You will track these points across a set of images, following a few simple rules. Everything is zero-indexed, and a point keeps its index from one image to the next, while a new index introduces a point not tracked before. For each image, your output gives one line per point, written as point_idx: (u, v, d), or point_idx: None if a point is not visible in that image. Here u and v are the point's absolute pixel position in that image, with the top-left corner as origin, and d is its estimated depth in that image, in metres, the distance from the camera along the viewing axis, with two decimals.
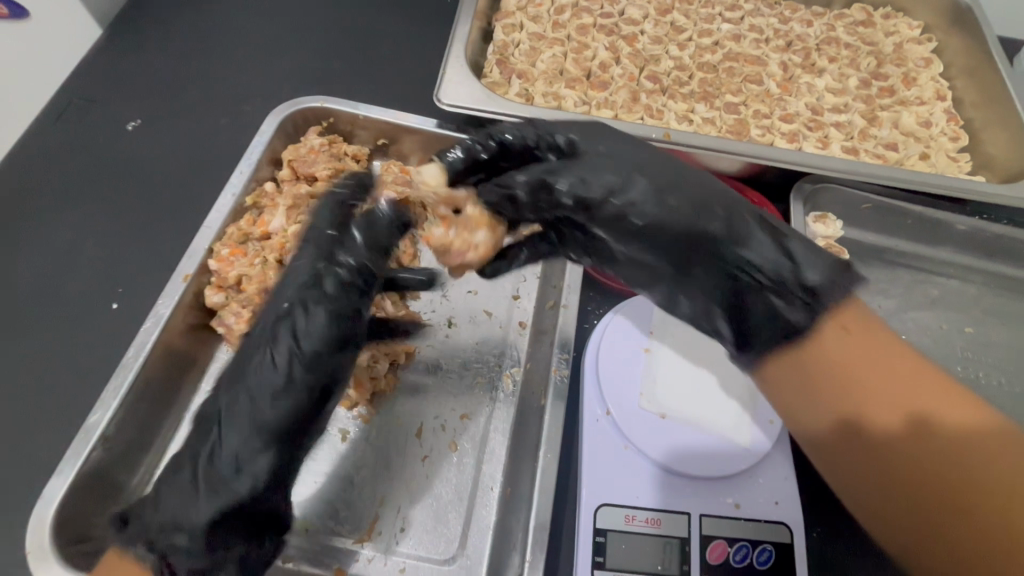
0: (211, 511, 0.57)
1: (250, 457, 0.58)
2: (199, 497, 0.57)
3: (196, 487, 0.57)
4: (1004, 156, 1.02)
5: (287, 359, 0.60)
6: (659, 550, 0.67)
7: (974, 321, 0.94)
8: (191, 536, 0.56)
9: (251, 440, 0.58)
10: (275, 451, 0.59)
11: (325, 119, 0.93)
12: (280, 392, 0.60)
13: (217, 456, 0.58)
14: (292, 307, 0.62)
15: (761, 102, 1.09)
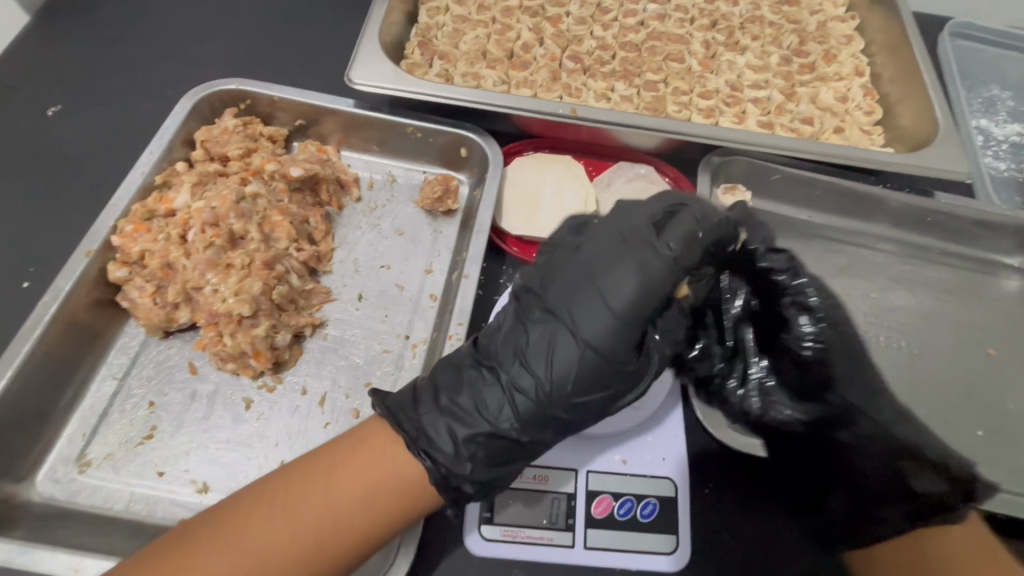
0: (464, 450, 0.61)
1: (506, 420, 0.62)
2: (456, 434, 0.61)
3: (457, 422, 0.62)
4: (914, 128, 1.05)
5: (563, 335, 0.62)
6: (544, 504, 0.70)
7: (880, 287, 0.97)
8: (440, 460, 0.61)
9: (512, 405, 0.62)
10: (533, 421, 0.62)
11: (242, 101, 0.94)
12: (560, 364, 0.62)
13: (477, 406, 0.63)
14: (574, 284, 0.64)
15: (681, 79, 1.11)
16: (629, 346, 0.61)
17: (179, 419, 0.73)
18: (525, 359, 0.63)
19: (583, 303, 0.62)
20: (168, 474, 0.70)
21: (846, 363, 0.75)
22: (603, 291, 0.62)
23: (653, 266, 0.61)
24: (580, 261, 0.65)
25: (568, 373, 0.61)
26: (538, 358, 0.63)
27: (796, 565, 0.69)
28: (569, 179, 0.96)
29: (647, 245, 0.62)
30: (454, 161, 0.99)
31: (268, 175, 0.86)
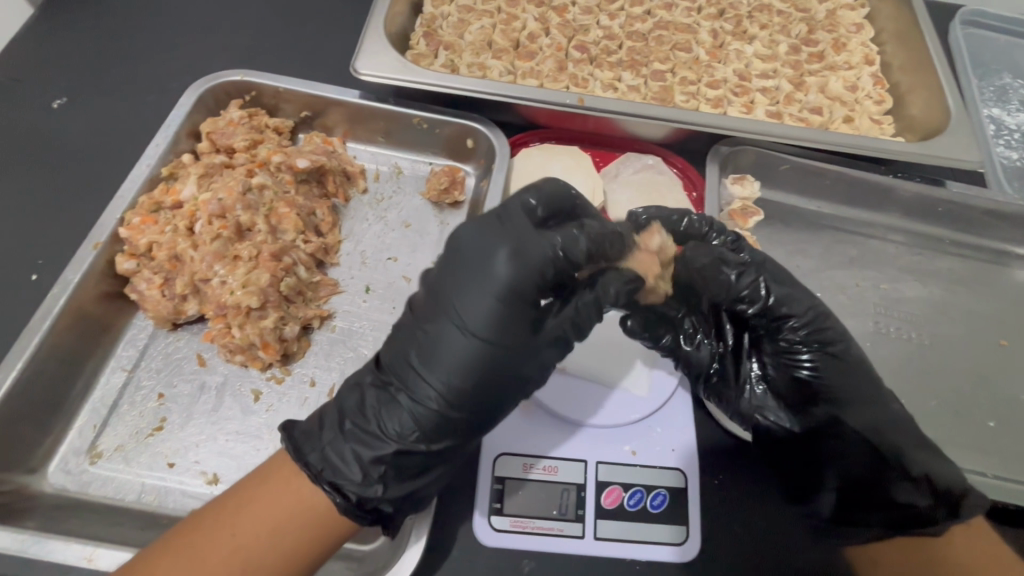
0: (370, 469, 0.59)
1: (406, 428, 0.60)
2: (361, 456, 0.59)
3: (362, 443, 0.59)
4: (925, 117, 1.04)
5: (454, 338, 0.60)
6: (555, 495, 0.70)
7: (890, 278, 0.96)
8: (346, 479, 0.58)
9: (413, 414, 0.60)
10: (434, 426, 0.60)
11: (247, 93, 0.94)
12: (457, 366, 0.59)
13: (376, 420, 0.60)
14: (459, 287, 0.60)
15: (688, 69, 1.10)
16: (524, 335, 0.60)
17: (189, 411, 0.73)
18: (422, 368, 0.60)
19: (470, 304, 0.59)
20: (179, 464, 0.70)
21: (840, 359, 0.70)
22: (491, 287, 0.59)
23: (539, 257, 0.59)
24: (462, 258, 0.61)
25: (465, 376, 0.59)
26: (433, 367, 0.60)
27: (806, 559, 0.69)
28: (576, 170, 0.95)
29: (534, 236, 0.60)
30: (461, 152, 0.98)
31: (274, 167, 0.86)
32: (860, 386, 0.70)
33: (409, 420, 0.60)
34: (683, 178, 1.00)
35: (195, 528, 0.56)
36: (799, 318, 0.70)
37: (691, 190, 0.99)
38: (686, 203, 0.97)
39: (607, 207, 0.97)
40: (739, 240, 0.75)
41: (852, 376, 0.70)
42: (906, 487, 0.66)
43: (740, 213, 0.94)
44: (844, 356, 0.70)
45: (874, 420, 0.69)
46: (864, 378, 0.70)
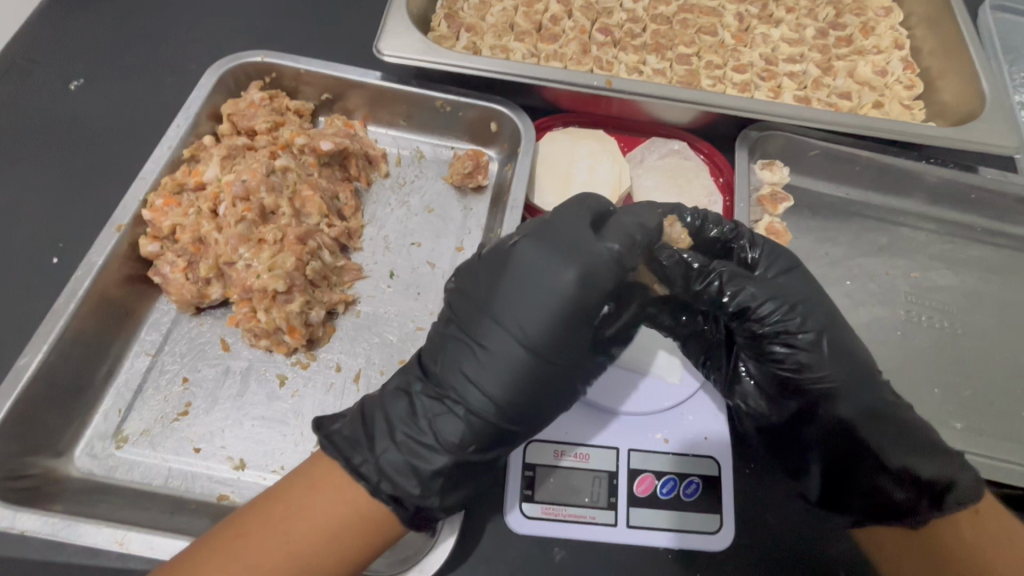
0: (425, 475, 0.59)
1: (459, 435, 0.60)
2: (417, 463, 0.59)
3: (416, 450, 0.60)
4: (957, 103, 1.01)
5: (511, 346, 0.61)
6: (587, 482, 0.69)
7: (921, 267, 0.94)
8: (402, 488, 0.58)
9: (469, 423, 0.60)
10: (490, 434, 0.61)
11: (267, 75, 0.92)
12: (516, 375, 0.60)
13: (431, 428, 0.60)
14: (515, 296, 0.62)
15: (714, 53, 1.08)
16: (579, 344, 0.62)
17: (214, 396, 0.72)
18: (474, 376, 0.61)
19: (527, 313, 0.61)
20: (206, 449, 0.69)
21: (830, 355, 0.67)
22: (550, 298, 0.61)
23: (597, 268, 0.61)
24: (518, 268, 0.63)
25: (522, 386, 0.61)
26: (486, 376, 0.60)
27: (837, 550, 0.69)
28: (602, 154, 0.93)
29: (592, 247, 0.62)
30: (483, 137, 0.97)
31: (297, 149, 0.84)
32: (852, 381, 0.67)
33: (463, 430, 0.60)
34: (710, 164, 0.98)
35: (244, 531, 0.55)
36: (773, 317, 0.66)
37: (718, 175, 0.97)
38: (713, 188, 0.95)
39: (633, 193, 0.95)
40: (741, 232, 0.73)
41: (844, 369, 0.67)
42: (884, 478, 0.67)
43: (770, 200, 0.93)
44: (836, 351, 0.67)
45: (862, 411, 0.67)
46: (859, 372, 0.68)
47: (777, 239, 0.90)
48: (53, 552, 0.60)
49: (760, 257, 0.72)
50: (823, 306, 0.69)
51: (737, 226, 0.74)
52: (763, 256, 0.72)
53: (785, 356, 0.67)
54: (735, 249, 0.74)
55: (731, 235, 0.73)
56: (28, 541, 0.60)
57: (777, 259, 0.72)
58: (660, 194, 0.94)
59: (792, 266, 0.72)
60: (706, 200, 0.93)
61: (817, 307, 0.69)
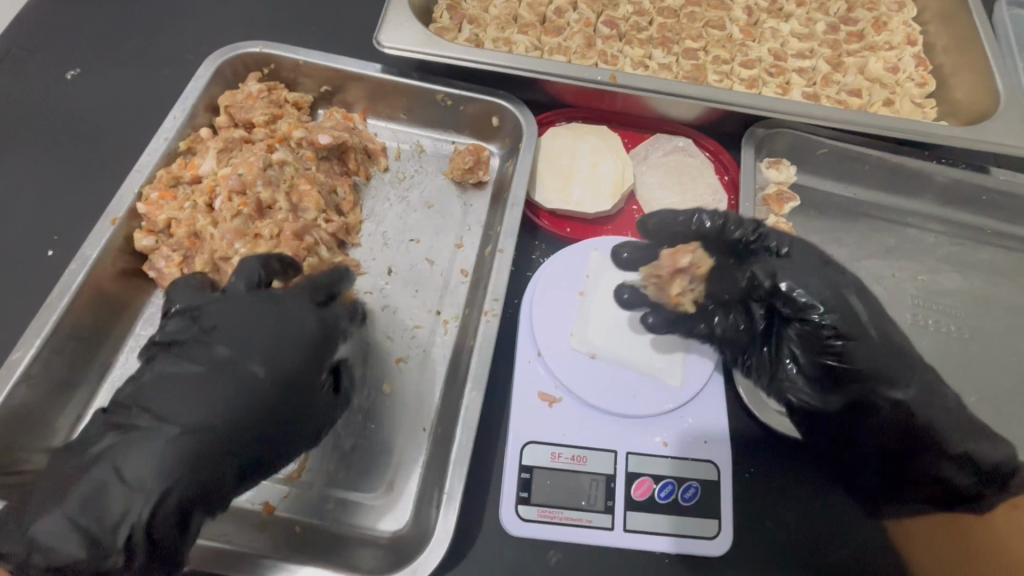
0: (116, 499, 0.54)
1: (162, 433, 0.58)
2: (114, 472, 0.55)
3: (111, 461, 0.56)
4: (970, 101, 0.99)
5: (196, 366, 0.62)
6: (584, 485, 0.69)
7: (930, 269, 0.92)
8: (66, 537, 0.52)
9: (164, 445, 0.56)
10: (216, 461, 0.58)
11: (265, 66, 0.90)
12: (211, 396, 0.59)
13: (117, 445, 0.57)
14: (231, 330, 0.64)
15: (721, 48, 1.06)
16: (286, 375, 0.63)
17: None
18: (167, 404, 0.59)
19: (241, 335, 0.63)
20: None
21: (864, 327, 0.70)
22: (245, 320, 0.64)
23: (296, 327, 0.66)
24: (242, 297, 0.67)
25: (238, 408, 0.60)
26: (184, 401, 0.59)
27: (839, 556, 0.68)
28: (605, 151, 0.92)
29: (251, 299, 0.67)
30: (485, 131, 0.95)
31: (296, 142, 0.83)
32: (889, 358, 0.70)
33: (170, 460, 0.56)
34: (715, 162, 0.96)
35: None
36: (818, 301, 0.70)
37: (722, 174, 0.95)
38: (718, 186, 0.93)
39: (637, 190, 0.93)
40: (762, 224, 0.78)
41: (881, 348, 0.70)
42: (929, 458, 0.70)
43: (775, 199, 0.91)
44: (864, 324, 0.70)
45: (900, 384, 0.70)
46: (890, 344, 0.71)
47: None
48: None
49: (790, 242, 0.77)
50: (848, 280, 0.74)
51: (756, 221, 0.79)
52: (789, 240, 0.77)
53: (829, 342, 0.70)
54: (759, 244, 0.78)
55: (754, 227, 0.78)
56: None
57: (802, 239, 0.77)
58: (663, 191, 0.92)
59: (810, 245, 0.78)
60: (711, 198, 0.92)
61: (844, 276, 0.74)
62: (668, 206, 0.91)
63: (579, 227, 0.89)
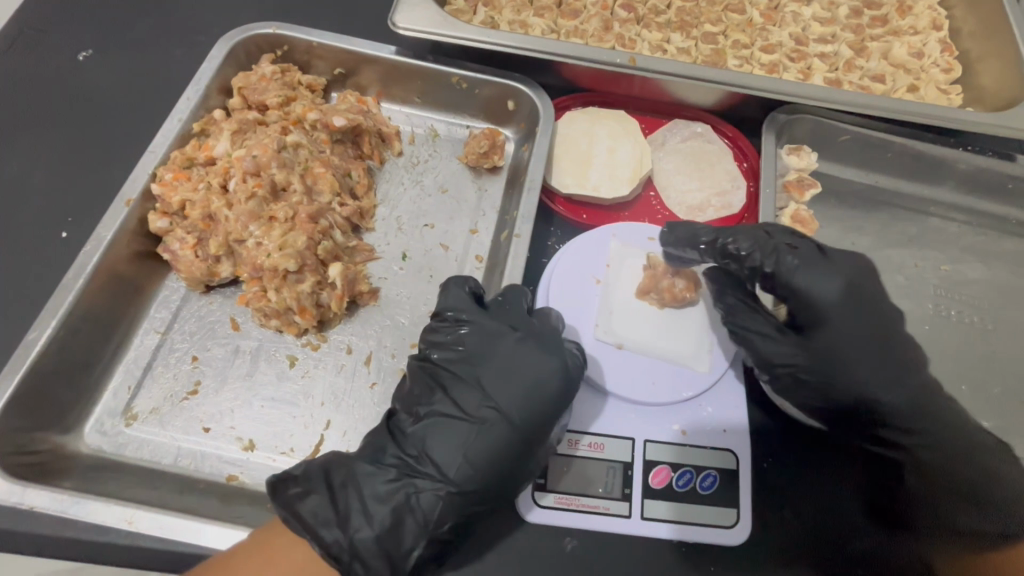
0: (381, 543, 0.57)
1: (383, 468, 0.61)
2: (417, 516, 0.59)
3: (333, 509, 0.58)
4: (998, 87, 0.96)
5: (467, 420, 0.63)
6: (600, 473, 0.68)
7: (952, 259, 0.90)
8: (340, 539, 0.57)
9: (444, 495, 0.60)
10: (472, 511, 0.61)
11: (279, 47, 0.89)
12: (476, 448, 0.61)
13: (361, 481, 0.60)
14: (496, 370, 0.65)
15: (741, 32, 1.03)
16: (536, 426, 0.62)
17: (226, 376, 0.71)
18: (452, 447, 0.61)
19: (501, 381, 0.64)
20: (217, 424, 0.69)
21: (854, 367, 0.67)
22: (514, 366, 0.65)
23: (538, 377, 0.64)
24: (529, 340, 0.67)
25: (478, 459, 0.61)
26: (465, 447, 0.61)
27: (859, 547, 0.66)
28: (621, 136, 0.91)
29: (507, 337, 0.67)
30: (501, 115, 0.93)
31: (310, 125, 0.82)
32: (887, 384, 0.68)
33: (429, 497, 0.60)
34: (734, 148, 0.94)
35: None
36: (787, 357, 0.69)
37: (741, 160, 0.93)
38: (737, 173, 0.91)
39: (653, 176, 0.92)
40: (758, 243, 0.69)
41: (876, 371, 0.68)
42: (947, 479, 0.67)
43: (796, 186, 0.89)
44: (854, 363, 0.68)
45: (918, 413, 0.68)
46: (891, 367, 0.68)
47: (804, 228, 0.86)
48: (64, 526, 0.59)
49: (795, 263, 0.68)
50: (850, 304, 0.68)
51: (752, 238, 0.69)
52: (789, 266, 0.68)
53: (807, 396, 0.69)
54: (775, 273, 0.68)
55: (749, 250, 0.69)
56: (38, 516, 0.60)
57: (808, 250, 0.68)
58: (681, 178, 0.91)
59: (816, 253, 0.69)
60: (729, 185, 0.90)
61: (849, 293, 0.68)
62: (685, 192, 0.90)
63: (595, 214, 0.87)
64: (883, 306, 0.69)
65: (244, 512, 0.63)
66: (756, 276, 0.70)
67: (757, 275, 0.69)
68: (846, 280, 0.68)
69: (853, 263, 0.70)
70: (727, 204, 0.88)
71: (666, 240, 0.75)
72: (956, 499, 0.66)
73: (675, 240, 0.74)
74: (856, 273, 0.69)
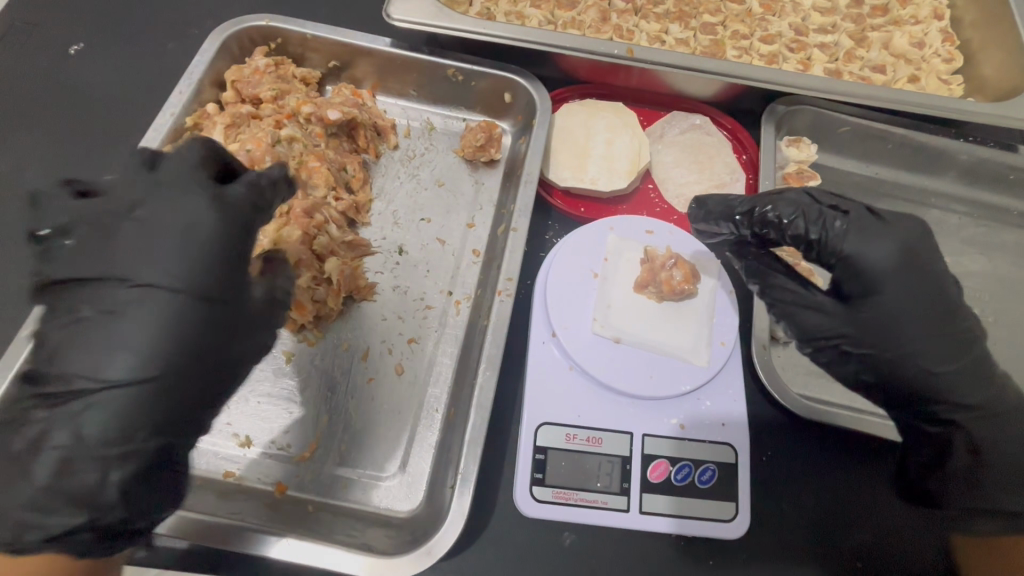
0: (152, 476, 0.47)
1: (160, 392, 0.46)
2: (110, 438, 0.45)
3: (75, 416, 0.45)
4: (999, 78, 0.95)
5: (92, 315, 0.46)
6: (598, 467, 0.68)
7: (953, 251, 0.89)
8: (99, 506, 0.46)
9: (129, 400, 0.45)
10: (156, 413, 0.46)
11: (273, 40, 0.87)
12: (127, 336, 0.46)
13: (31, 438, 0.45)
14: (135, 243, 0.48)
15: (741, 22, 1.02)
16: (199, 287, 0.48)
17: (65, 311, 0.47)
18: (65, 363, 0.46)
19: (131, 253, 0.47)
20: (56, 382, 0.45)
21: (911, 338, 0.60)
22: (158, 233, 0.48)
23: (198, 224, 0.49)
24: (131, 218, 0.49)
25: (120, 351, 0.45)
26: (89, 354, 0.45)
27: (856, 539, 0.67)
28: (619, 128, 0.90)
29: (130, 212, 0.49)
30: (497, 108, 0.93)
31: (304, 118, 0.81)
32: (945, 354, 0.61)
33: (66, 433, 0.44)
34: (733, 140, 0.93)
35: None
36: (830, 328, 0.63)
37: (740, 152, 0.92)
38: (736, 165, 0.90)
39: (652, 168, 0.91)
40: (801, 210, 0.63)
41: (932, 341, 0.60)
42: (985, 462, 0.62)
43: (795, 177, 0.88)
44: (911, 333, 0.60)
45: (977, 382, 0.61)
46: (954, 335, 0.61)
47: None
48: None
49: (843, 228, 0.61)
50: (907, 271, 0.60)
51: (794, 204, 0.64)
52: (835, 231, 0.61)
53: (856, 370, 0.64)
54: (829, 238, 0.61)
55: (792, 217, 0.63)
56: None
57: (858, 212, 0.62)
58: (680, 170, 0.90)
59: (874, 217, 0.63)
60: (728, 177, 0.89)
61: (908, 260, 0.61)
62: (684, 185, 0.89)
63: (593, 206, 0.87)
64: (942, 273, 0.62)
65: (242, 509, 0.64)
66: (801, 245, 0.63)
67: (800, 243, 0.63)
68: (904, 244, 0.61)
69: (911, 228, 0.62)
70: None
71: (694, 216, 0.73)
72: (1003, 481, 0.61)
73: (704, 216, 0.72)
74: (915, 238, 0.62)
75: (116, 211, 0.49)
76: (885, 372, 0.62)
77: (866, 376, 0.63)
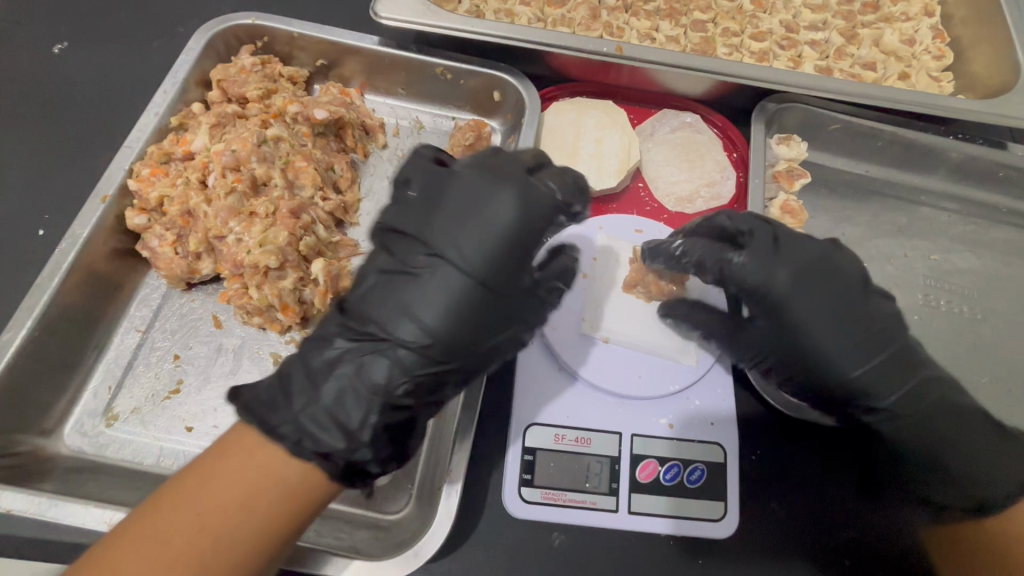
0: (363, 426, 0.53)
1: (429, 360, 0.55)
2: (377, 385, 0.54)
3: (364, 356, 0.54)
4: (988, 75, 0.95)
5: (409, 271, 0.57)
6: (585, 468, 0.68)
7: (942, 249, 0.89)
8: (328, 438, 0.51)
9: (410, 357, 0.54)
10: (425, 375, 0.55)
11: (259, 39, 0.87)
12: (428, 305, 0.55)
13: (318, 359, 0.55)
14: (461, 228, 0.57)
15: (731, 19, 1.02)
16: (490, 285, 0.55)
17: (387, 262, 0.58)
18: (391, 310, 0.55)
19: (460, 235, 0.56)
20: (375, 321, 0.55)
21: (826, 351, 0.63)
22: (485, 229, 0.56)
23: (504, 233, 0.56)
24: (472, 205, 0.57)
25: (424, 313, 0.54)
26: (400, 310, 0.55)
27: (846, 537, 0.67)
28: (609, 126, 0.89)
29: (476, 199, 0.58)
30: (486, 106, 0.92)
31: (291, 118, 0.80)
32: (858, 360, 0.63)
33: (371, 368, 0.54)
34: (723, 138, 0.93)
35: None
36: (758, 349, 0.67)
37: (731, 150, 0.92)
38: (727, 163, 0.90)
39: (642, 167, 0.91)
40: (700, 250, 0.67)
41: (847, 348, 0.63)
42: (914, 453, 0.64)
43: (785, 176, 0.88)
44: (826, 346, 0.63)
45: (898, 372, 0.63)
46: (871, 332, 0.63)
47: (792, 218, 0.86)
48: (47, 527, 0.60)
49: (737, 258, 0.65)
50: (806, 286, 0.63)
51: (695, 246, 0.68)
52: (730, 263, 0.65)
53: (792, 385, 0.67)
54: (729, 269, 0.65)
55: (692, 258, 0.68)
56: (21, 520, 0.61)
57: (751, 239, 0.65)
58: (670, 169, 0.90)
59: (772, 240, 0.64)
60: (719, 176, 0.89)
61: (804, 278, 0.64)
62: (674, 183, 0.89)
63: None
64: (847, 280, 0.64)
65: None
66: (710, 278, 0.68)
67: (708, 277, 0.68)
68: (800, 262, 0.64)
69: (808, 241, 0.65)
70: (716, 195, 0.88)
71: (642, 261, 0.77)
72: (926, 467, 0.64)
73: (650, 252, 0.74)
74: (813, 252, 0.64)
75: (449, 197, 0.59)
76: (813, 385, 0.65)
77: (801, 390, 0.67)
